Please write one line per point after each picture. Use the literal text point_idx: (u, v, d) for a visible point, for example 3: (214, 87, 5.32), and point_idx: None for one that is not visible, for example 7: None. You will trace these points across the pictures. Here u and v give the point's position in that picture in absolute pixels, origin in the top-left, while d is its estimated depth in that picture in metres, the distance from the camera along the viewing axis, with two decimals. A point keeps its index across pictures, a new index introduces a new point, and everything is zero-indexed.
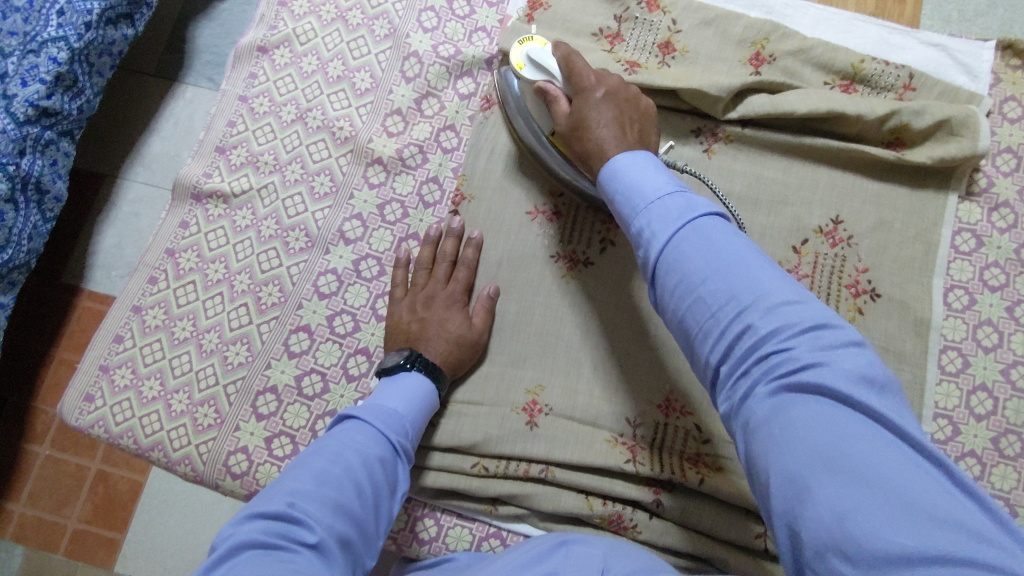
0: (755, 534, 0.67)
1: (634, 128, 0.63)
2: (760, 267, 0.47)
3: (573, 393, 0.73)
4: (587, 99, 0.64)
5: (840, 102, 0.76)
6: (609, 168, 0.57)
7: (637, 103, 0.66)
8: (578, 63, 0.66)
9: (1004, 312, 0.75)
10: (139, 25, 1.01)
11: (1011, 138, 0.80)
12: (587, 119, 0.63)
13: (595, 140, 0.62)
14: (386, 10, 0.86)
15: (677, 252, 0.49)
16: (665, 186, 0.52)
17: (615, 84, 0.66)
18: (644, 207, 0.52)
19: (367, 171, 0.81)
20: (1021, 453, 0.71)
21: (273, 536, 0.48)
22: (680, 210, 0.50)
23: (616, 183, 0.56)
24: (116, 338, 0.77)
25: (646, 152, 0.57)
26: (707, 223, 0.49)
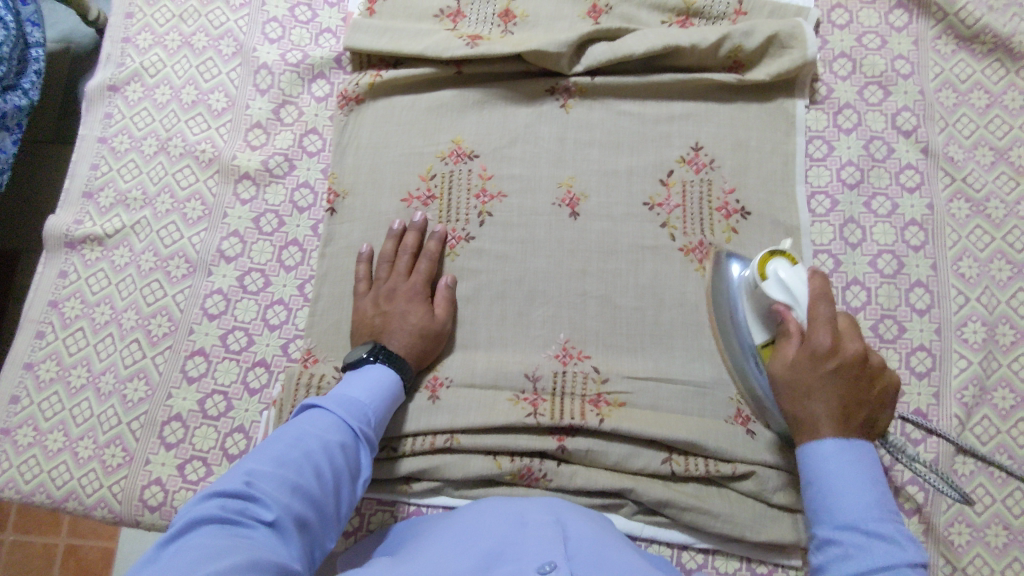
0: (660, 460, 0.70)
1: (859, 415, 0.60)
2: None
3: (470, 361, 0.74)
4: (814, 365, 0.61)
5: (675, 37, 0.79)
6: (812, 446, 0.59)
7: (871, 387, 0.61)
8: (820, 313, 0.62)
9: (863, 207, 0.79)
10: (34, 94, 0.99)
11: (843, 43, 0.84)
12: (814, 370, 0.61)
13: (804, 409, 0.61)
14: (230, 29, 0.87)
15: (855, 564, 0.52)
16: (871, 511, 0.54)
17: (852, 360, 0.61)
18: (831, 514, 0.55)
19: (236, 188, 0.82)
20: (899, 334, 0.75)
21: (231, 513, 0.50)
22: (870, 544, 0.52)
23: (818, 468, 0.58)
24: (12, 399, 0.77)
25: (865, 446, 0.58)
26: (885, 547, 0.52)
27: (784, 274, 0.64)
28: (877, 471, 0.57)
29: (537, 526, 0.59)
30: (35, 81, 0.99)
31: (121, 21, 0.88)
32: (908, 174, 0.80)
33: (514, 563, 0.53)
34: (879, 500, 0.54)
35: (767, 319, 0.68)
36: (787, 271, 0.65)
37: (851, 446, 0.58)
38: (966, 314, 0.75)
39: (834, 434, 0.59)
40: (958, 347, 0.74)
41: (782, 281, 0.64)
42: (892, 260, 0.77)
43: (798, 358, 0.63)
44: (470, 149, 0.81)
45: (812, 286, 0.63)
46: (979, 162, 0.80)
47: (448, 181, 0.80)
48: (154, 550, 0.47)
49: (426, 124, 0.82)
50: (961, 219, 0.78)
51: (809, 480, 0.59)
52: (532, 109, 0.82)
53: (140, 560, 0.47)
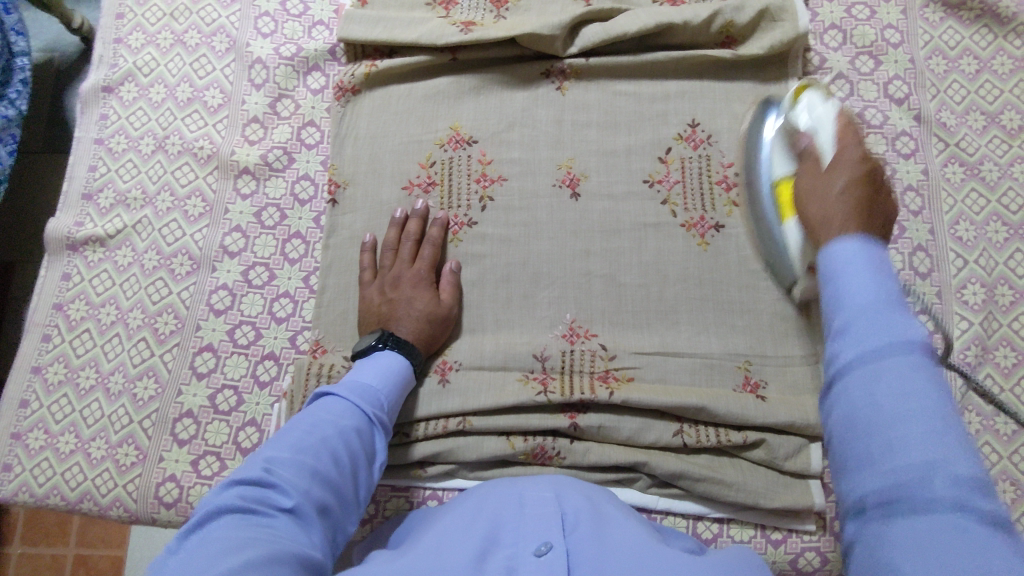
0: (672, 432, 0.71)
1: (877, 222, 0.53)
2: (945, 408, 0.37)
3: (478, 344, 0.75)
4: (844, 163, 0.59)
5: (666, 15, 0.80)
6: (835, 247, 0.45)
7: (887, 205, 0.57)
8: (847, 132, 0.62)
9: None
10: (20, 104, 0.99)
11: (833, 15, 0.85)
12: (827, 182, 0.59)
13: (820, 205, 0.58)
14: (222, 25, 0.87)
15: (856, 396, 0.38)
16: (880, 303, 0.40)
17: (878, 168, 0.59)
18: (838, 311, 0.42)
19: (237, 183, 0.82)
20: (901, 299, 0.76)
21: (251, 502, 0.50)
22: (879, 327, 0.39)
23: (838, 271, 0.44)
24: (21, 403, 0.76)
25: (879, 248, 0.44)
26: (906, 360, 0.38)
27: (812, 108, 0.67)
28: (894, 277, 0.42)
29: (535, 501, 0.59)
30: (20, 91, 0.98)
31: (111, 22, 0.88)
32: (903, 140, 0.80)
33: (513, 545, 0.54)
34: (893, 295, 0.41)
35: (790, 151, 0.70)
36: (819, 102, 0.67)
37: (866, 244, 0.44)
38: (966, 277, 0.76)
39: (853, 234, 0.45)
40: (959, 309, 0.75)
41: (810, 113, 0.66)
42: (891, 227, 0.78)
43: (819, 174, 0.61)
44: (469, 135, 0.81)
45: (839, 115, 0.64)
46: (971, 126, 0.81)
47: (448, 168, 0.80)
48: (177, 542, 0.48)
49: (424, 112, 0.82)
50: (957, 183, 0.79)
51: (827, 281, 0.44)
52: (529, 92, 0.82)
53: (163, 553, 0.48)
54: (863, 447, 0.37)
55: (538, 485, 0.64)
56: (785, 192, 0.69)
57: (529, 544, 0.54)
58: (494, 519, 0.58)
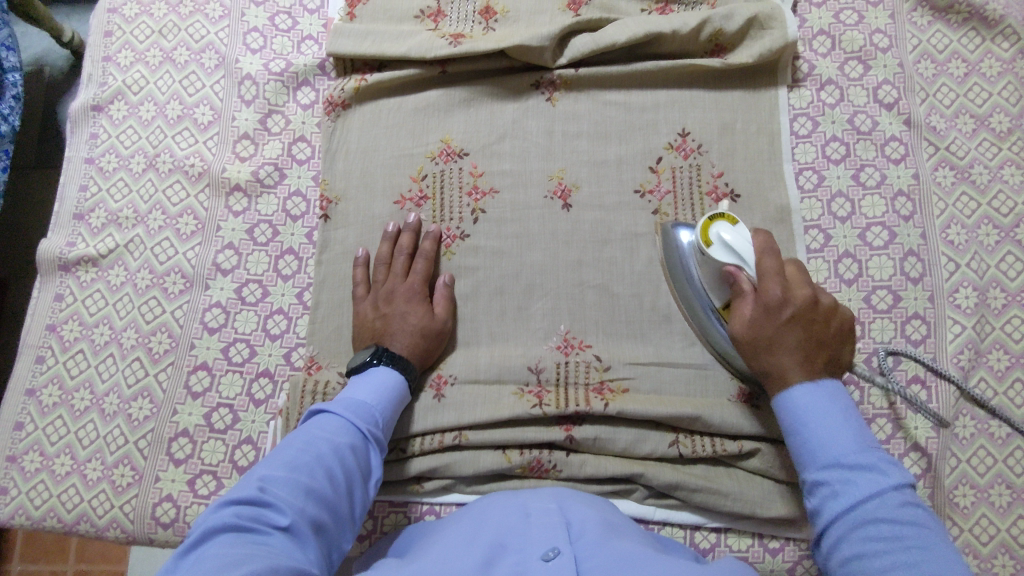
0: (668, 443, 0.71)
1: (818, 357, 0.61)
2: (934, 539, 0.48)
3: (473, 357, 0.75)
4: (767, 308, 0.64)
5: (655, 24, 0.80)
6: (785, 398, 0.60)
7: (825, 331, 0.63)
8: (767, 267, 0.65)
9: (851, 181, 0.80)
10: (14, 121, 0.99)
11: (821, 21, 0.85)
12: (771, 330, 0.63)
13: (770, 362, 0.62)
14: (211, 42, 0.87)
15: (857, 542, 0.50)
16: (853, 444, 0.54)
17: (805, 305, 0.63)
18: (819, 466, 0.55)
19: (228, 200, 0.82)
20: (894, 304, 0.76)
21: (246, 520, 0.50)
22: (862, 478, 0.52)
23: (795, 416, 0.58)
24: (16, 425, 0.76)
25: (832, 386, 0.59)
26: (889, 497, 0.50)
27: (729, 238, 0.66)
28: (858, 416, 0.57)
29: (541, 513, 0.60)
30: (14, 107, 0.99)
31: (100, 40, 0.88)
32: (893, 145, 0.81)
33: (520, 552, 0.55)
34: (866, 442, 0.54)
35: (720, 282, 0.69)
36: (729, 233, 0.67)
37: (820, 385, 0.59)
38: (958, 281, 0.76)
39: (801, 379, 0.60)
40: (952, 313, 0.76)
41: (726, 244, 0.66)
42: (882, 232, 0.78)
43: (757, 317, 0.64)
44: (460, 147, 0.81)
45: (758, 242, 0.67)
46: (961, 130, 0.81)
47: (439, 181, 0.80)
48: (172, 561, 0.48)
49: (415, 125, 0.82)
50: (947, 187, 0.79)
51: (792, 428, 0.58)
52: (519, 104, 0.82)
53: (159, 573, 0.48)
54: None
55: (536, 497, 0.64)
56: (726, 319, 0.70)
57: (536, 550, 0.55)
58: (500, 526, 0.59)
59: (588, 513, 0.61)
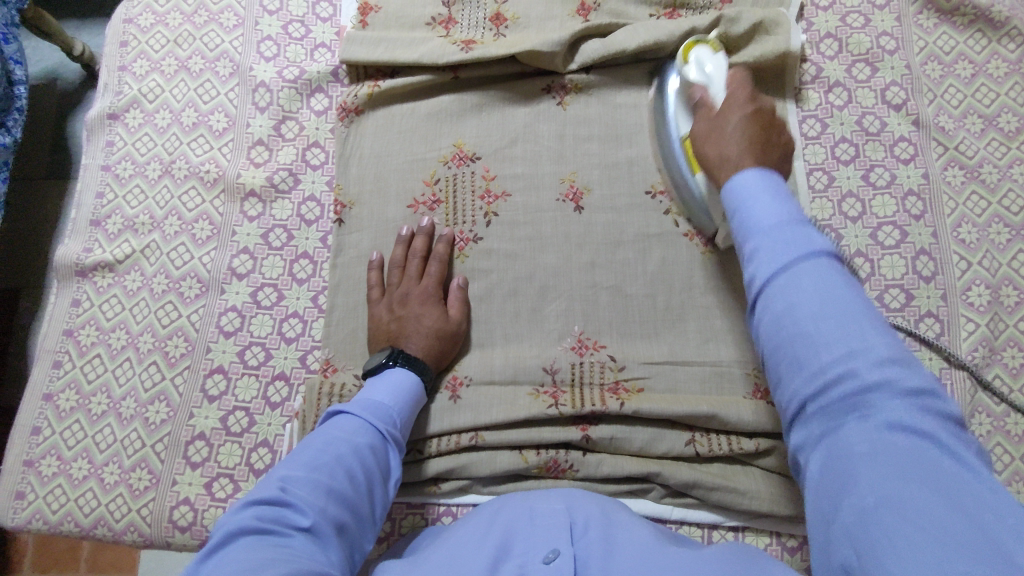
0: (684, 442, 0.71)
1: (772, 152, 0.61)
2: (858, 305, 0.46)
3: (488, 358, 0.75)
4: (731, 105, 0.67)
5: (664, 28, 0.81)
6: (738, 185, 0.55)
7: (779, 133, 0.63)
8: (734, 76, 0.70)
9: (861, 181, 0.81)
10: (17, 132, 1.00)
11: (828, 24, 0.86)
12: (717, 125, 0.66)
13: (717, 147, 0.65)
14: (226, 50, 0.88)
15: (783, 309, 0.47)
16: (787, 220, 0.50)
17: (763, 104, 0.67)
18: (755, 234, 0.51)
19: (243, 205, 0.82)
20: (906, 302, 0.76)
21: (268, 521, 0.50)
22: (786, 242, 0.49)
23: (744, 206, 0.53)
24: (33, 430, 0.77)
25: (776, 178, 0.55)
26: (817, 263, 0.48)
27: (710, 66, 0.73)
28: (796, 200, 0.53)
29: (546, 511, 0.60)
30: (17, 119, 1.00)
31: (116, 50, 0.89)
32: (902, 146, 0.81)
33: (523, 553, 0.55)
34: (790, 211, 0.51)
35: (692, 107, 0.74)
36: (707, 58, 0.75)
37: (765, 171, 0.55)
38: (970, 279, 0.77)
39: (752, 167, 0.56)
40: (965, 311, 0.76)
41: (702, 68, 0.74)
42: (893, 231, 0.79)
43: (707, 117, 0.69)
44: (472, 151, 0.82)
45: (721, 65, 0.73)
46: (969, 130, 0.82)
47: (453, 185, 0.81)
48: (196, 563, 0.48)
49: (427, 130, 0.83)
50: (957, 186, 0.80)
51: (737, 216, 0.54)
52: (530, 108, 0.83)
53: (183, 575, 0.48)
54: (797, 346, 0.46)
55: (551, 498, 0.64)
56: (688, 146, 0.75)
57: (539, 551, 0.55)
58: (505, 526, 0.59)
59: (593, 511, 0.61)
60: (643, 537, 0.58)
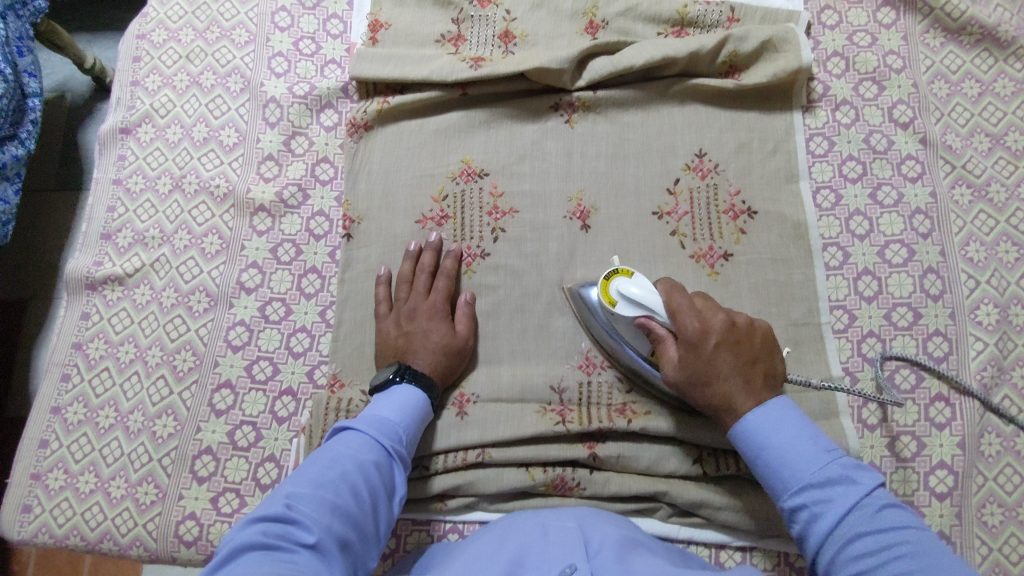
0: (691, 460, 0.71)
1: (759, 369, 0.64)
2: (907, 529, 0.52)
3: (495, 375, 0.75)
4: (689, 339, 0.64)
5: (671, 47, 0.81)
6: (744, 427, 0.62)
7: (752, 337, 0.66)
8: (679, 302, 0.66)
9: (868, 200, 0.81)
10: (31, 144, 1.01)
11: (835, 43, 0.87)
12: (705, 373, 0.64)
13: (719, 392, 0.63)
14: (237, 66, 0.89)
15: (841, 543, 0.54)
16: (814, 455, 0.57)
17: (724, 330, 0.65)
18: (793, 487, 0.57)
19: (253, 220, 0.83)
20: (915, 321, 0.76)
21: (273, 538, 0.50)
22: (819, 487, 0.56)
23: (759, 446, 0.60)
24: (41, 443, 0.77)
25: (783, 402, 0.62)
26: (872, 502, 0.54)
27: (636, 291, 0.67)
28: (810, 421, 0.61)
29: (559, 530, 0.60)
30: (31, 130, 1.00)
31: (128, 65, 0.90)
32: (909, 164, 0.82)
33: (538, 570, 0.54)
34: (825, 449, 0.58)
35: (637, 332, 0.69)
36: (630, 286, 0.68)
37: (767, 401, 0.62)
38: (978, 297, 0.77)
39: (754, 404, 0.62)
40: (973, 330, 0.76)
41: (631, 297, 0.67)
42: (901, 250, 0.79)
43: (683, 360, 0.65)
44: (480, 168, 0.82)
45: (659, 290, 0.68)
46: (977, 148, 0.82)
47: (460, 201, 0.81)
48: None
49: (436, 146, 0.83)
50: (965, 205, 0.80)
51: (755, 457, 0.61)
52: (538, 125, 0.84)
53: None
54: None
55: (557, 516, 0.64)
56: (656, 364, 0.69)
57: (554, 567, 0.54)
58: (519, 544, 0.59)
59: (604, 531, 0.61)
60: (659, 561, 0.58)
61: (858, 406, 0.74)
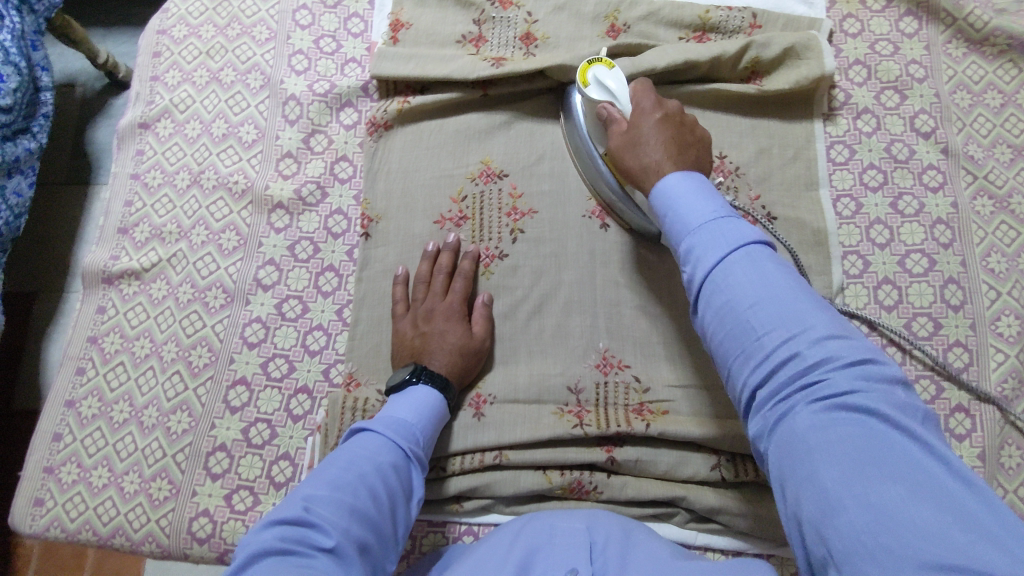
0: (710, 466, 0.70)
1: (693, 150, 0.66)
2: (797, 291, 0.50)
3: (512, 376, 0.75)
4: (640, 113, 0.69)
5: (694, 51, 0.81)
6: (658, 187, 0.60)
7: (695, 129, 0.68)
8: (642, 99, 0.70)
9: (889, 208, 0.80)
10: (42, 137, 1.00)
11: (857, 52, 0.86)
12: (638, 136, 0.67)
13: (647, 151, 0.66)
14: (257, 63, 0.89)
15: (722, 283, 0.51)
16: (712, 212, 0.55)
17: (672, 114, 0.68)
18: (688, 231, 0.55)
19: (271, 217, 0.83)
20: (935, 331, 0.76)
21: (290, 543, 0.50)
22: (714, 238, 0.53)
23: (668, 203, 0.58)
24: (54, 436, 0.76)
25: (698, 175, 0.60)
26: (759, 258, 0.52)
27: (611, 81, 0.73)
28: (717, 189, 0.58)
29: (566, 532, 0.59)
30: (42, 124, 1.00)
31: (148, 60, 0.90)
32: (931, 173, 0.81)
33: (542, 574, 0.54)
34: (726, 211, 0.55)
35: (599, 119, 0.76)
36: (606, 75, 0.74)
37: (685, 172, 0.60)
38: (999, 309, 0.76)
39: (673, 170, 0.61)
40: (994, 341, 0.75)
41: (606, 86, 0.74)
42: (921, 259, 0.78)
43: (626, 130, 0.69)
44: (500, 169, 0.82)
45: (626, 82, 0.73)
46: (999, 159, 0.82)
47: (479, 202, 0.81)
48: None
49: (455, 146, 0.83)
50: (986, 216, 0.80)
51: (662, 213, 0.59)
52: (558, 127, 0.84)
53: None
54: (740, 340, 0.50)
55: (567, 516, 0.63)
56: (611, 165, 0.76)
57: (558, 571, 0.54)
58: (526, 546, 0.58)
59: (614, 533, 0.60)
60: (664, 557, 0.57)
61: None
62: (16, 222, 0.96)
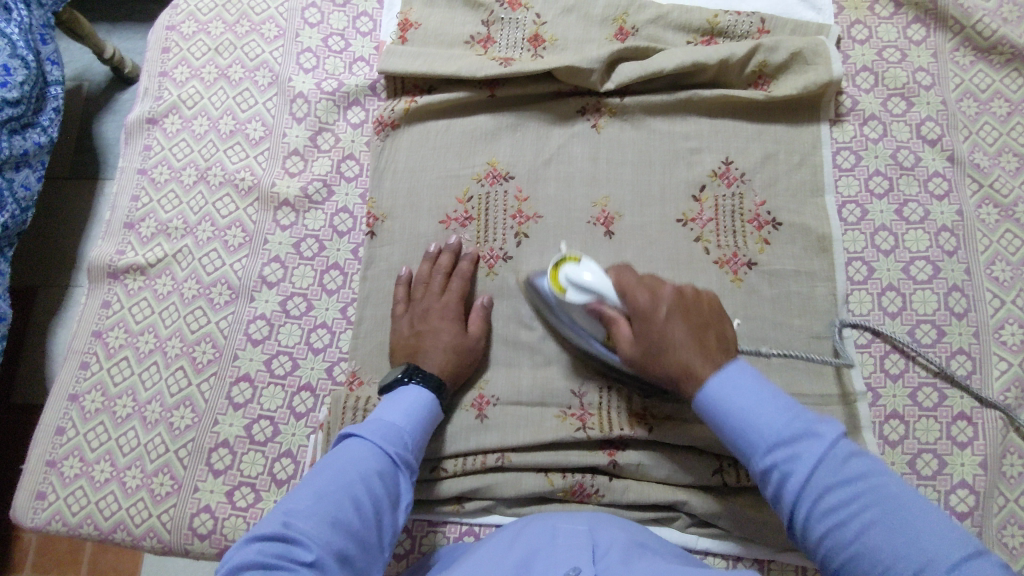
0: (712, 471, 0.70)
1: (713, 332, 0.62)
2: (881, 481, 0.50)
3: (516, 378, 0.75)
4: (645, 314, 0.64)
5: (702, 54, 0.81)
6: (707, 394, 0.58)
7: (701, 304, 0.65)
8: (631, 281, 0.66)
9: (894, 215, 0.80)
10: (52, 131, 0.99)
11: (864, 58, 0.87)
12: (661, 342, 0.62)
13: (675, 359, 0.61)
14: (265, 60, 0.89)
15: (813, 500, 0.51)
16: (781, 418, 0.54)
17: (675, 299, 0.64)
18: (761, 444, 0.54)
19: (277, 214, 0.83)
20: (938, 338, 0.76)
21: (269, 558, 0.51)
22: (788, 450, 0.52)
23: (728, 407, 0.56)
24: (58, 430, 0.77)
25: (738, 363, 0.58)
26: (838, 453, 0.52)
27: (588, 277, 0.68)
28: (764, 376, 0.58)
29: (568, 533, 0.59)
30: (52, 118, 0.99)
31: (157, 56, 0.90)
32: (936, 181, 0.81)
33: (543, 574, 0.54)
34: (787, 406, 0.55)
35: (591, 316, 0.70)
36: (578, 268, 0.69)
37: (726, 368, 0.58)
38: (1003, 317, 0.76)
39: (714, 373, 0.58)
40: (997, 350, 0.75)
41: (585, 283, 0.68)
42: (925, 267, 0.78)
43: (637, 334, 0.65)
44: (506, 170, 0.82)
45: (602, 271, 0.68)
46: (1004, 168, 0.82)
47: (485, 203, 0.81)
48: None
49: (462, 147, 0.83)
50: (990, 224, 0.80)
51: (718, 423, 0.57)
52: (565, 129, 0.84)
53: None
54: (864, 563, 0.48)
55: (569, 518, 0.63)
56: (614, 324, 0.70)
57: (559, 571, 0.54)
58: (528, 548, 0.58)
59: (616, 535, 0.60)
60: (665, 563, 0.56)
61: (878, 423, 0.74)
62: (24, 216, 0.96)
